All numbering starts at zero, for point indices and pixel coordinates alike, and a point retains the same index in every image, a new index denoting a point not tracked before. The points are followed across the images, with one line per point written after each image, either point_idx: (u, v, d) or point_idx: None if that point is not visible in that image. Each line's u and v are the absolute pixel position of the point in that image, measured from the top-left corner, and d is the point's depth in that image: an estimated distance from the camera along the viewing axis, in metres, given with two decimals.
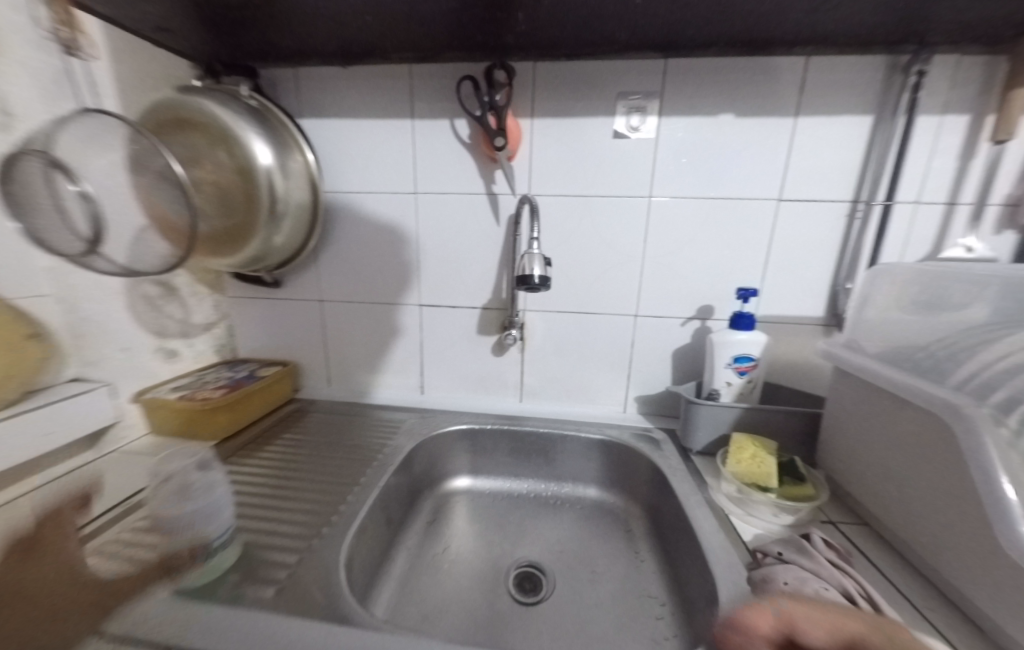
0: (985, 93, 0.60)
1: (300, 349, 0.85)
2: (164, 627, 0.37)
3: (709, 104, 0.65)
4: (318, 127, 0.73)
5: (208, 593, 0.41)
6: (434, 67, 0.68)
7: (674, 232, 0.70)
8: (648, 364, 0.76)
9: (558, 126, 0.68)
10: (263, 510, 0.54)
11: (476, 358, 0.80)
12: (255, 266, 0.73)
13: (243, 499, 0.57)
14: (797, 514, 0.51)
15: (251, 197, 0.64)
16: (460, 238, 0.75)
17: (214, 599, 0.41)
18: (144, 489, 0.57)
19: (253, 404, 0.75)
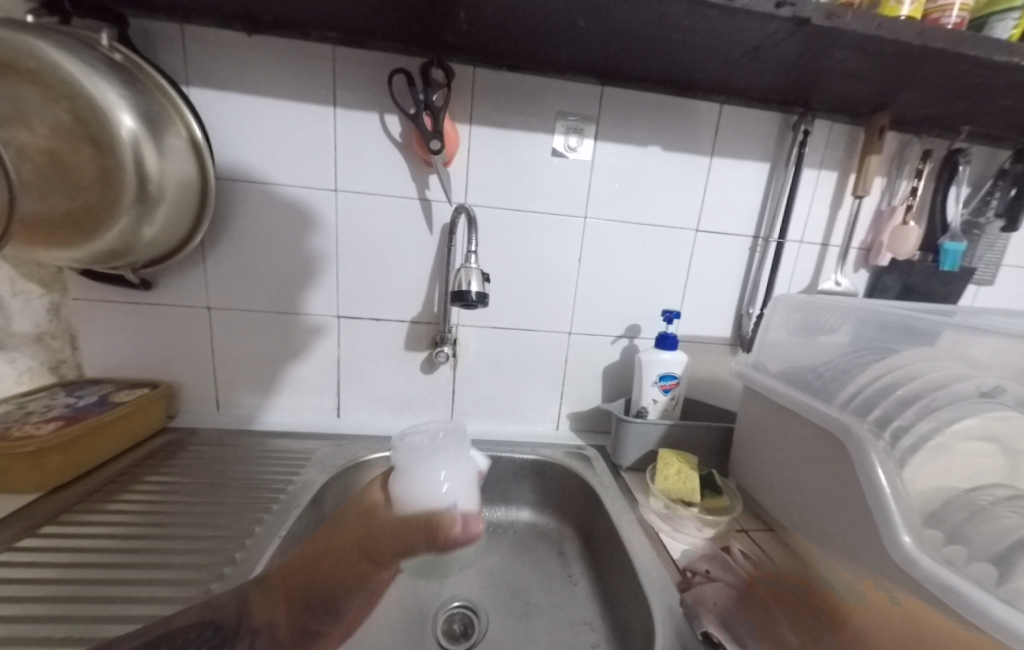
0: (850, 155, 0.72)
1: (178, 366, 0.70)
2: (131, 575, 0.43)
3: (641, 135, 0.67)
4: (211, 99, 0.61)
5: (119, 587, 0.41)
6: (363, 54, 0.61)
7: (607, 253, 0.71)
8: (580, 381, 0.76)
9: (496, 135, 0.65)
10: (116, 584, 0.42)
11: (402, 377, 0.74)
12: (115, 263, 0.58)
13: (84, 574, 0.43)
14: (718, 527, 0.54)
15: (109, 175, 0.50)
16: (388, 244, 0.68)
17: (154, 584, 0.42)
18: None
19: (101, 440, 0.58)
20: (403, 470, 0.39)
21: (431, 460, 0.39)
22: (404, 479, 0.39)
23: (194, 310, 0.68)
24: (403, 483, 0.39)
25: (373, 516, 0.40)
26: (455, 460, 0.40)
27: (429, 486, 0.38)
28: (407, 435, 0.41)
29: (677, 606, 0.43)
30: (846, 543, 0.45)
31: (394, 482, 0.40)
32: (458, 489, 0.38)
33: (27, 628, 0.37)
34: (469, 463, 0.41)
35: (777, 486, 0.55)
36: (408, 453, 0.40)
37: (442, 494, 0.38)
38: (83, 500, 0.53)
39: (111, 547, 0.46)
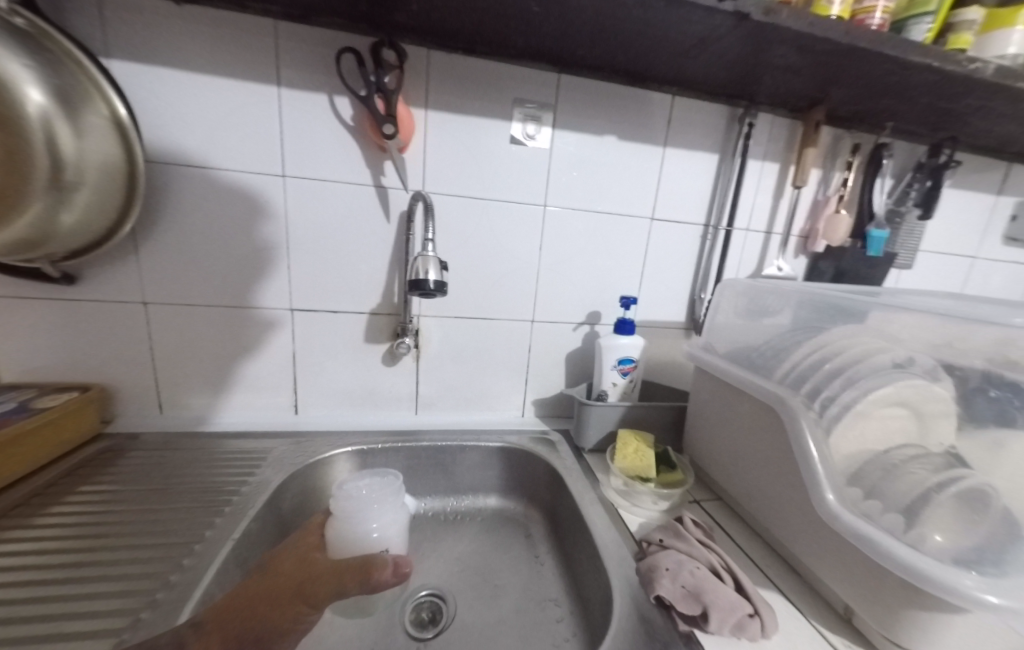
0: (790, 148, 0.76)
1: (111, 366, 0.64)
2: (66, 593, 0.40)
3: (597, 124, 0.68)
4: (136, 74, 0.55)
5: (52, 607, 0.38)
6: (307, 30, 0.57)
7: (567, 242, 0.72)
8: (544, 368, 0.78)
9: (453, 121, 0.63)
10: (47, 604, 0.39)
11: (362, 370, 0.72)
12: (29, 256, 0.52)
13: (9, 595, 0.39)
14: (672, 499, 0.57)
15: (16, 155, 0.46)
16: (342, 233, 0.65)
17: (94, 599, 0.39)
18: None
19: (23, 450, 0.53)
20: (343, 517, 0.49)
21: (368, 510, 0.50)
22: (342, 528, 0.48)
23: (127, 305, 0.62)
24: (339, 529, 0.48)
25: (310, 559, 0.44)
26: (385, 512, 0.51)
27: (363, 534, 0.49)
28: (350, 483, 0.52)
29: (635, 576, 0.45)
30: (784, 505, 0.48)
31: (331, 527, 0.48)
32: (385, 536, 0.50)
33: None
34: (396, 513, 0.52)
35: (724, 458, 0.59)
36: (347, 502, 0.49)
37: (371, 538, 0.49)
38: (5, 516, 0.48)
39: (37, 565, 0.42)
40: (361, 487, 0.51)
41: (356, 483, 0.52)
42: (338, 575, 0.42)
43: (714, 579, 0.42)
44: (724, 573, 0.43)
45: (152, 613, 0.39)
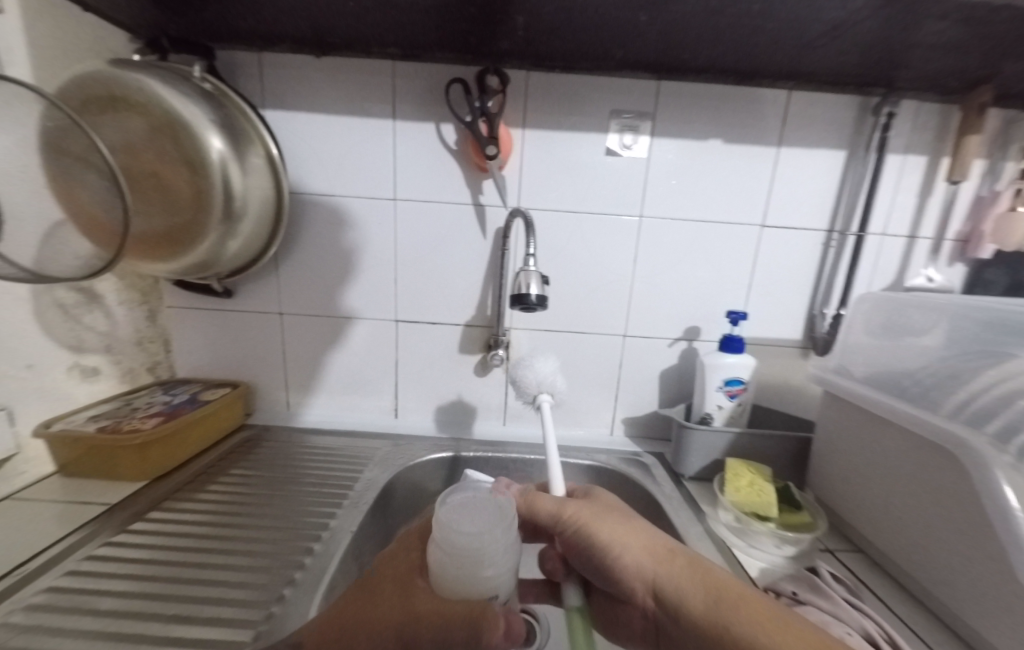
0: (941, 137, 0.65)
1: (254, 367, 0.75)
2: (225, 561, 0.46)
3: (701, 129, 0.64)
4: (284, 120, 0.65)
5: (217, 571, 0.45)
6: (420, 66, 0.63)
7: (664, 253, 0.69)
8: (636, 385, 0.74)
9: (550, 138, 0.65)
10: (213, 569, 0.45)
11: (456, 379, 0.75)
12: (203, 274, 0.64)
13: (187, 556, 0.47)
14: (800, 545, 0.49)
15: (199, 193, 0.55)
16: (444, 249, 0.70)
17: (247, 570, 0.45)
18: (85, 545, 0.48)
19: (193, 435, 0.64)
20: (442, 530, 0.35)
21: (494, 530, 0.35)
22: (442, 553, 0.34)
23: (269, 316, 0.73)
24: (440, 554, 0.34)
25: (409, 589, 0.36)
26: (501, 544, 0.35)
27: (468, 562, 0.34)
28: (452, 498, 0.38)
29: None
30: (964, 571, 0.40)
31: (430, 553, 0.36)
32: (500, 575, 0.35)
33: (138, 602, 0.40)
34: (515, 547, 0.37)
35: (869, 507, 0.51)
36: (452, 512, 0.37)
37: (482, 578, 0.34)
38: (182, 489, 0.58)
39: (205, 534, 0.50)
40: (467, 497, 0.38)
41: (464, 495, 0.38)
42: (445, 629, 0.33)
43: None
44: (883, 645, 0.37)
45: (294, 590, 0.43)
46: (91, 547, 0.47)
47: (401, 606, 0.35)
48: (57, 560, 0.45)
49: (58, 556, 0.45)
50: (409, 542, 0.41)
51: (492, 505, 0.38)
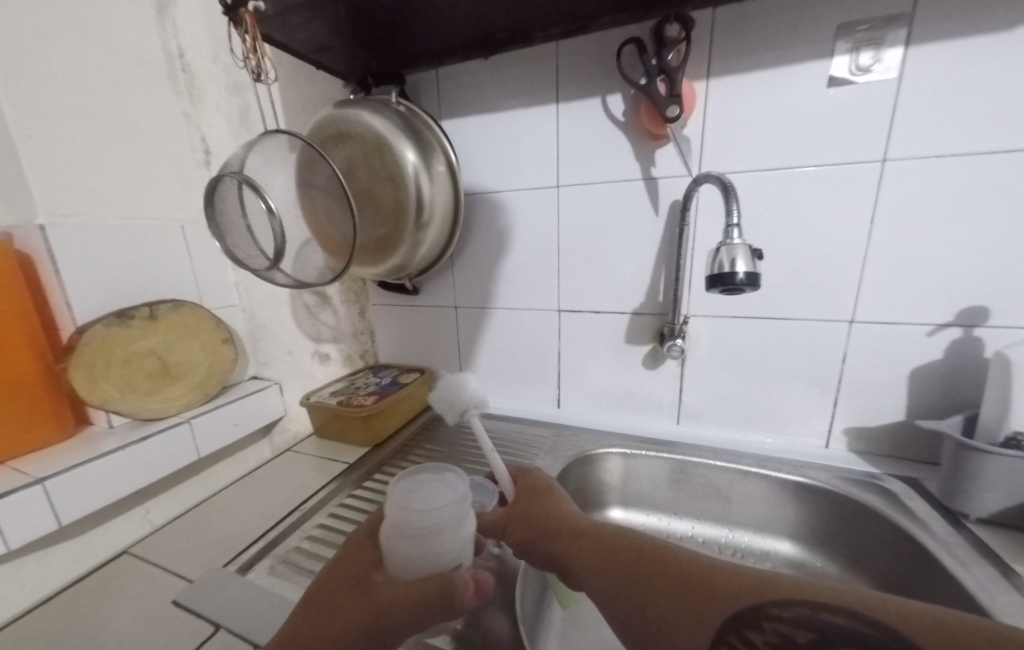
0: None
1: (437, 356, 0.85)
2: None
3: (997, 18, 0.44)
4: (458, 127, 0.70)
5: None
6: (585, 39, 0.59)
7: (919, 208, 0.50)
8: (869, 386, 0.57)
9: (745, 84, 0.53)
10: None
11: (623, 372, 0.70)
12: (399, 275, 0.73)
13: None
14: None
15: (400, 204, 0.63)
16: (609, 233, 0.65)
17: None
18: (335, 493, 0.60)
19: (396, 412, 0.75)
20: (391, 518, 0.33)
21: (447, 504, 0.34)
22: (397, 540, 0.33)
23: (449, 310, 0.80)
24: (393, 544, 0.33)
25: (365, 588, 0.33)
26: (457, 514, 0.34)
27: (426, 543, 0.32)
28: (398, 483, 0.36)
29: None
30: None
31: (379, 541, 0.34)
32: (460, 542, 0.34)
33: None
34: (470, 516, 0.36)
35: None
36: (398, 499, 0.35)
37: (444, 552, 0.33)
38: (393, 457, 0.69)
39: None
40: (412, 481, 0.36)
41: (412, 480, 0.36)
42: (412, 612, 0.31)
43: None
44: None
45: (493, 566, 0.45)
46: (339, 496, 0.59)
47: (366, 605, 0.31)
48: (320, 502, 0.57)
49: (321, 501, 0.57)
50: (351, 545, 0.36)
51: (440, 480, 0.37)
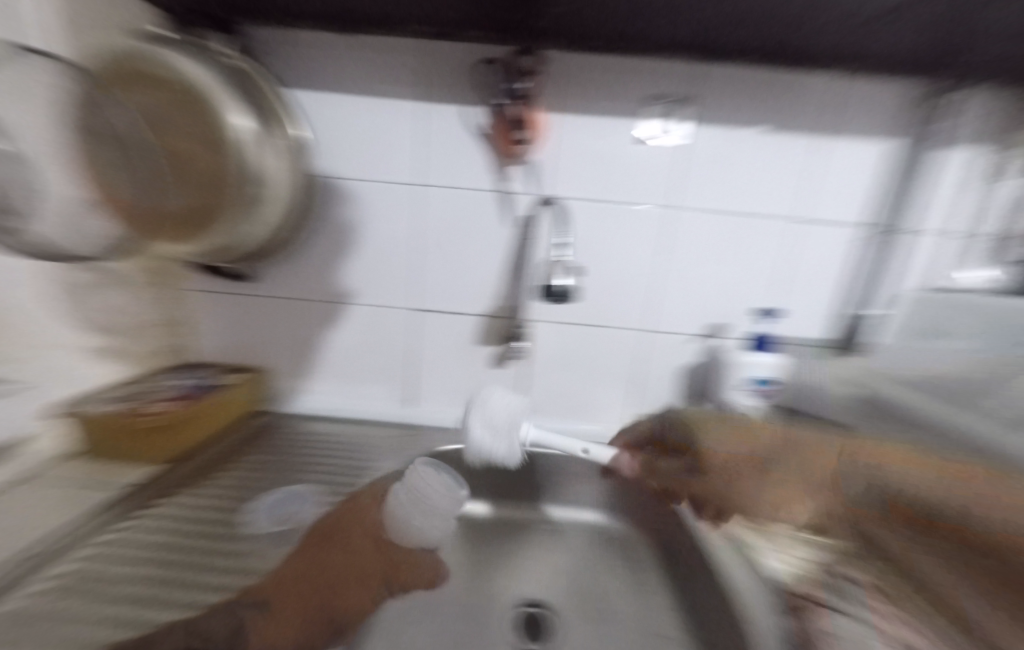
0: (994, 132, 0.61)
1: (270, 353, 0.74)
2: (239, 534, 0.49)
3: (738, 118, 0.62)
4: (306, 100, 0.63)
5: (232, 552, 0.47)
6: (450, 47, 0.61)
7: (691, 247, 0.67)
8: (656, 383, 0.72)
9: (581, 125, 0.62)
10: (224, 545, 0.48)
11: (474, 371, 0.74)
12: (222, 258, 0.62)
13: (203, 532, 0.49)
14: (830, 548, 0.50)
15: (217, 174, 0.54)
16: (464, 238, 0.68)
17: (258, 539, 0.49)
18: (106, 513, 0.49)
19: (209, 419, 0.64)
20: (422, 484, 0.50)
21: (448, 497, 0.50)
22: (418, 503, 0.49)
23: (287, 302, 0.72)
24: (420, 496, 0.49)
25: (378, 546, 0.50)
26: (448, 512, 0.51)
27: (433, 510, 0.50)
28: (420, 473, 0.50)
29: (781, 630, 0.40)
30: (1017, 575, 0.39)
31: (394, 504, 0.51)
32: (436, 527, 0.51)
33: (161, 571, 0.43)
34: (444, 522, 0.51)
35: None
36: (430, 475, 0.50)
37: (435, 522, 0.50)
38: (199, 470, 0.59)
39: (222, 519, 0.51)
40: (426, 479, 0.49)
41: (423, 476, 0.50)
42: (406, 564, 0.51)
43: None
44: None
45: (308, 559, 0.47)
46: (113, 520, 0.49)
47: (377, 555, 0.49)
48: (79, 529, 0.46)
49: (84, 529, 0.47)
50: (348, 509, 0.52)
51: (439, 477, 0.50)
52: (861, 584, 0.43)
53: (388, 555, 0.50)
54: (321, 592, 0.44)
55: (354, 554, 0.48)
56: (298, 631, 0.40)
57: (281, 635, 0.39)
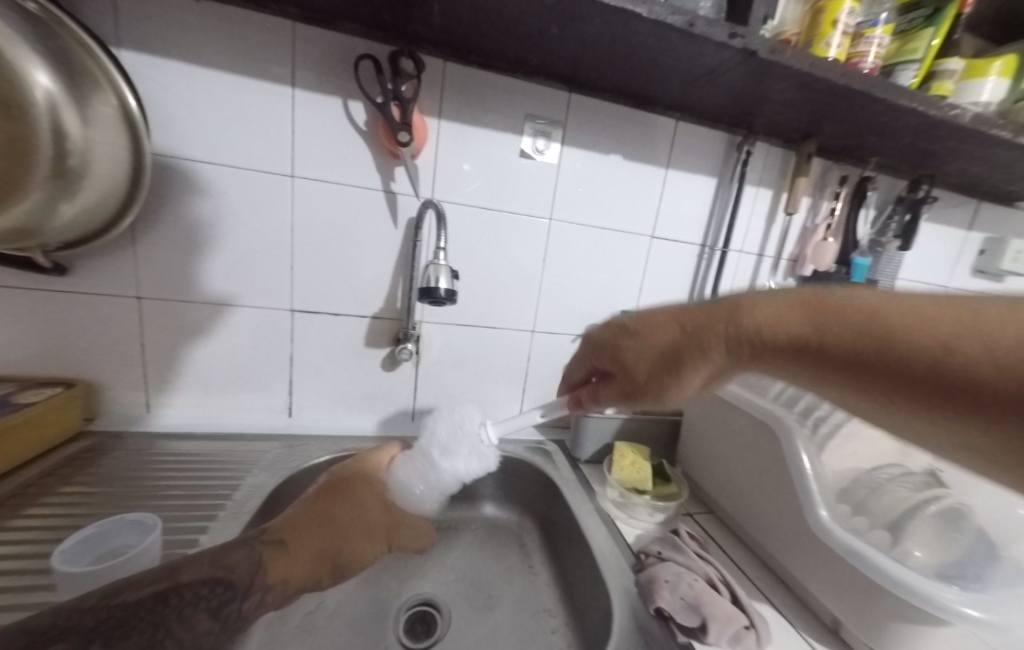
0: (783, 176, 0.79)
1: (98, 362, 0.62)
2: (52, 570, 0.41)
3: (604, 143, 0.70)
4: (145, 65, 0.54)
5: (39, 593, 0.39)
6: (327, 34, 0.58)
7: (568, 255, 0.74)
8: (541, 379, 0.78)
9: (467, 133, 0.64)
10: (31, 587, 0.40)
11: (361, 375, 0.71)
12: (23, 243, 0.51)
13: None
14: (667, 511, 0.60)
15: (19, 141, 0.45)
16: (347, 236, 0.65)
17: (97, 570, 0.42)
18: None
19: (2, 447, 0.51)
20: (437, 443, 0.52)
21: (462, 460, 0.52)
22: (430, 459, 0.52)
23: (123, 300, 0.60)
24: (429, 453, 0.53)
25: (385, 503, 0.53)
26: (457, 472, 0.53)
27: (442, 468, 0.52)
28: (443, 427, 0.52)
29: (633, 587, 0.47)
30: (783, 508, 0.51)
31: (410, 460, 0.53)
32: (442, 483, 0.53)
33: None
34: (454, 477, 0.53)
35: (716, 466, 0.63)
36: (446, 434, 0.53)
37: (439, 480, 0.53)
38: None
39: (20, 568, 0.41)
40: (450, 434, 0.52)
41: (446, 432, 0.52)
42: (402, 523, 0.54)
43: (711, 589, 0.44)
44: (720, 586, 0.45)
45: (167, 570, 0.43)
46: None
47: (382, 510, 0.52)
48: None
49: None
50: (362, 467, 0.54)
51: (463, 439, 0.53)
52: (682, 533, 0.53)
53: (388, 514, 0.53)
54: (335, 536, 0.48)
55: (360, 509, 0.51)
56: (302, 572, 0.43)
57: (290, 570, 0.42)
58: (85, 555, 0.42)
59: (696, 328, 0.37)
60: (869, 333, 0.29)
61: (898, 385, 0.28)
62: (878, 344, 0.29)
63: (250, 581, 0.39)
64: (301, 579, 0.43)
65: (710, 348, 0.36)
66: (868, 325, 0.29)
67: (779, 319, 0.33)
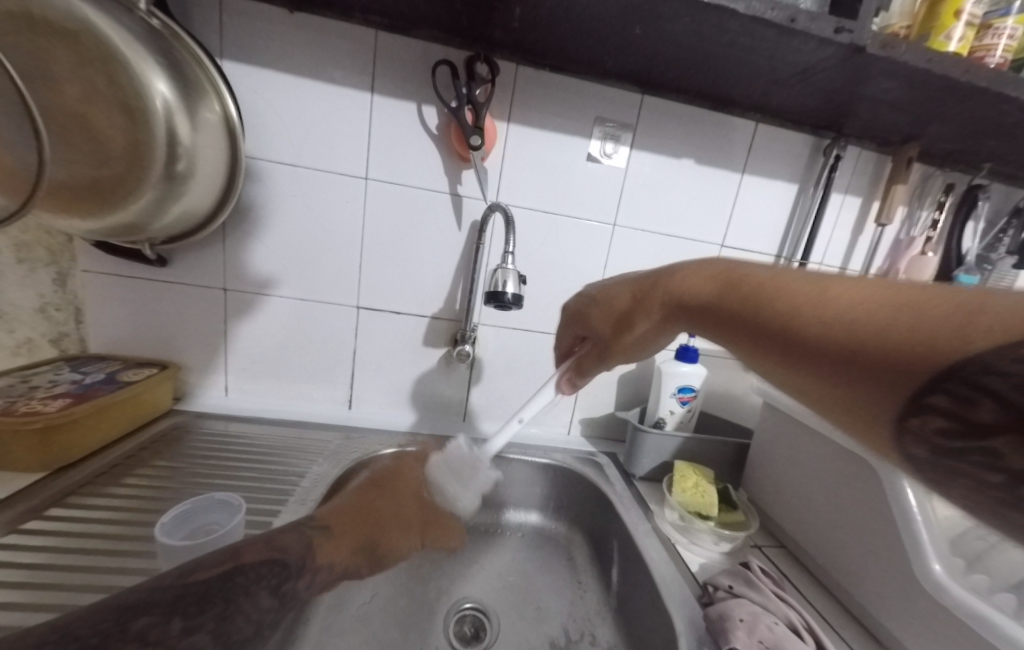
0: (875, 183, 0.73)
1: (186, 345, 0.67)
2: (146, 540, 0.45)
3: (676, 147, 0.67)
4: (242, 74, 0.58)
5: (134, 562, 0.43)
6: (406, 41, 0.59)
7: (631, 262, 0.71)
8: (595, 388, 0.76)
9: (535, 136, 0.64)
10: (131, 557, 0.43)
11: (418, 373, 0.73)
12: (135, 237, 0.56)
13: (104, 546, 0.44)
14: (733, 541, 0.56)
15: (139, 146, 0.49)
16: (413, 235, 0.67)
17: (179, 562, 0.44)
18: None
19: (111, 420, 0.57)
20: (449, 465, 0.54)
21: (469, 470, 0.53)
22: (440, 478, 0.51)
23: (211, 292, 0.65)
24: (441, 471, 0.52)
25: (421, 501, 0.51)
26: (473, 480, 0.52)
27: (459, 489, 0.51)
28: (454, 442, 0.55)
29: (699, 620, 0.44)
30: (875, 548, 0.46)
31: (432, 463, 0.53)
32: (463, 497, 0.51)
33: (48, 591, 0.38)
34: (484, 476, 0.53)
35: (794, 500, 0.58)
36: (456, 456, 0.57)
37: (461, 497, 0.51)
38: (97, 478, 0.53)
39: (124, 535, 0.46)
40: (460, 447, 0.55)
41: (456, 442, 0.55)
42: (436, 527, 0.51)
43: (794, 637, 0.40)
44: (804, 633, 0.41)
45: None
46: None
47: (418, 512, 0.50)
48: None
49: None
50: (400, 466, 0.53)
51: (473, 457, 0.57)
52: (755, 568, 0.49)
53: (427, 515, 0.51)
54: (378, 521, 0.47)
55: (402, 506, 0.50)
56: (348, 556, 0.43)
57: (337, 549, 0.42)
58: (180, 529, 0.45)
59: (644, 296, 0.44)
60: (756, 304, 0.33)
61: (776, 345, 0.31)
62: (760, 309, 0.32)
63: (303, 562, 0.39)
64: (344, 558, 0.42)
65: (654, 313, 0.43)
66: (758, 296, 0.33)
67: (696, 288, 0.39)
